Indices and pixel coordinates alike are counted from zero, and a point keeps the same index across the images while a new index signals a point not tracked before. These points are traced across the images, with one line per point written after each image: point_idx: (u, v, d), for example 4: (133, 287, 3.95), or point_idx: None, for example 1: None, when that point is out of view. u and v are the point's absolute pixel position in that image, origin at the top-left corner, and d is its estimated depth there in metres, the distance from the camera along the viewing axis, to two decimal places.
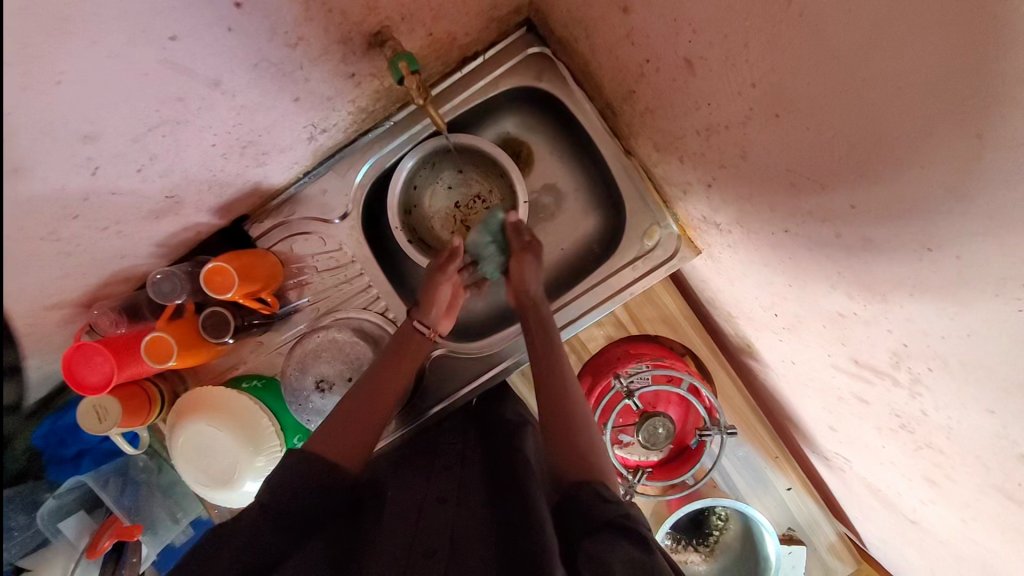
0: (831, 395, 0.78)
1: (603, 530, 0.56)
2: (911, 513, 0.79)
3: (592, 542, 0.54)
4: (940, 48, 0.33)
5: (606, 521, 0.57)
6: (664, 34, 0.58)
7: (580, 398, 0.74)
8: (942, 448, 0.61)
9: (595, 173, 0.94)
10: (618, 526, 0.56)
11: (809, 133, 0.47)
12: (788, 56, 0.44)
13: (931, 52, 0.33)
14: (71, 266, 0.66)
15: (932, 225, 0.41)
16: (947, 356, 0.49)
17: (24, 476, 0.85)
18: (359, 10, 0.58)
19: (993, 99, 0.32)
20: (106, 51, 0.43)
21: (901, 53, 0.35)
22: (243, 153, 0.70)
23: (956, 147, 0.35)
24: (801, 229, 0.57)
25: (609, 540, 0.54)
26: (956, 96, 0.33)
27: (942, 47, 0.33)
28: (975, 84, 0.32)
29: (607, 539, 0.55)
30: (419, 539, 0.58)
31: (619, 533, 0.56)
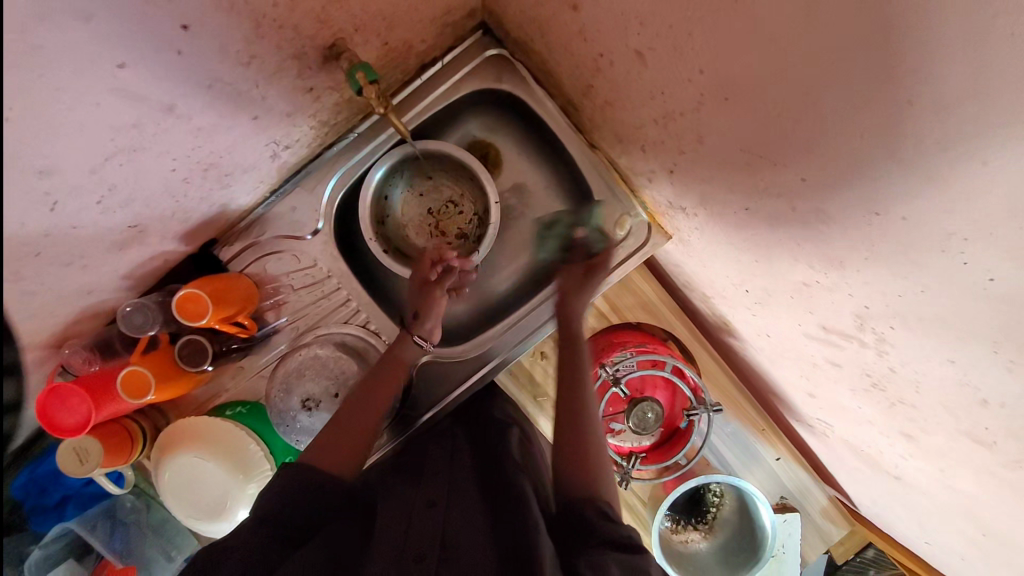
0: (806, 363, 0.81)
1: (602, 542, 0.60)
2: (893, 469, 0.82)
3: (590, 554, 0.59)
4: (865, 25, 0.35)
5: (603, 533, 0.61)
6: (613, 29, 0.59)
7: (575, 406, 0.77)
8: (913, 403, 0.64)
9: (562, 169, 0.96)
10: (615, 537, 0.61)
11: (757, 113, 0.49)
12: (731, 41, 0.46)
13: (858, 27, 0.35)
14: (35, 307, 0.64)
15: (878, 191, 0.43)
16: (905, 314, 0.52)
17: (9, 529, 0.84)
18: (312, 24, 0.58)
19: (919, 66, 0.34)
20: (54, 83, 0.42)
21: (831, 31, 0.37)
22: (206, 176, 0.69)
23: (890, 116, 0.38)
24: (760, 206, 0.60)
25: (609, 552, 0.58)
26: (885, 67, 0.36)
27: (866, 23, 0.35)
28: (899, 57, 0.34)
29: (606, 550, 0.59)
30: (409, 543, 0.60)
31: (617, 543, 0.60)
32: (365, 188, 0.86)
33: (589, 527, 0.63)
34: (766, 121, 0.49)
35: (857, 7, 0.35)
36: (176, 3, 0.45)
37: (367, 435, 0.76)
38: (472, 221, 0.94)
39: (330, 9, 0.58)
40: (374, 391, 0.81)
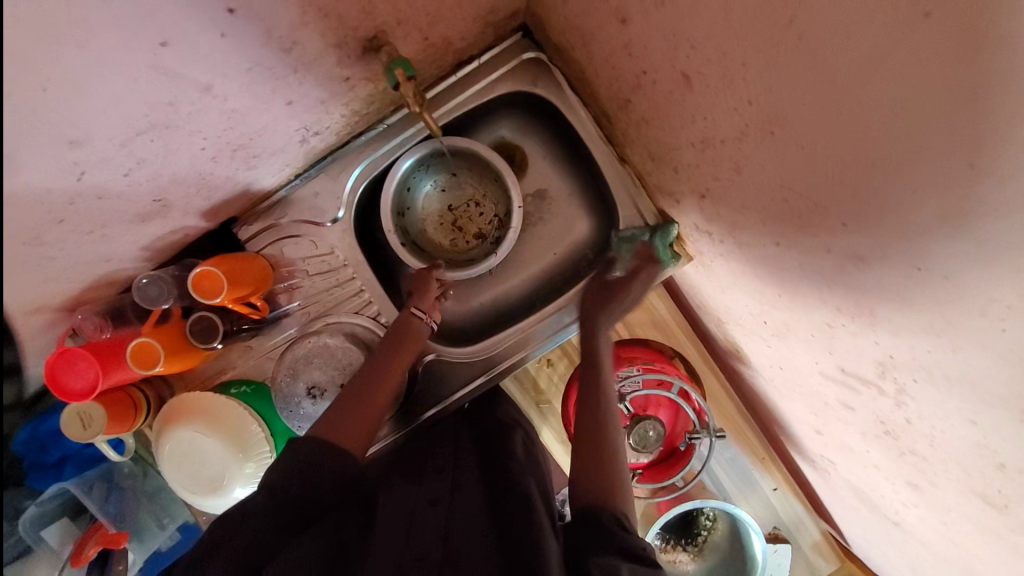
0: (818, 401, 0.80)
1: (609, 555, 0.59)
2: (894, 514, 0.81)
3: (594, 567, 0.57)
4: (940, 81, 0.33)
5: (610, 546, 0.60)
6: (661, 49, 0.58)
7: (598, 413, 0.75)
8: (925, 455, 0.62)
9: (589, 178, 0.94)
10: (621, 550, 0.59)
11: (805, 152, 0.48)
12: (785, 77, 0.45)
13: (928, 82, 0.34)
14: (54, 272, 0.65)
15: (925, 246, 0.42)
16: (931, 369, 0.51)
17: (6, 481, 0.82)
18: (357, 14, 0.57)
19: (990, 128, 0.32)
20: (95, 56, 0.41)
21: (897, 79, 0.36)
22: (234, 156, 0.68)
23: (951, 173, 0.36)
24: (793, 242, 0.58)
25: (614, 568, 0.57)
26: (955, 123, 0.34)
27: (938, 77, 0.33)
28: (975, 119, 0.33)
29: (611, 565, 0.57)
30: (410, 546, 0.60)
31: (624, 560, 0.58)
32: (389, 179, 0.85)
33: (599, 538, 0.61)
34: (814, 160, 0.47)
35: (929, 60, 0.33)
36: None
37: (379, 407, 0.73)
38: (492, 223, 0.94)
39: (376, 1, 0.57)
40: (383, 365, 0.78)
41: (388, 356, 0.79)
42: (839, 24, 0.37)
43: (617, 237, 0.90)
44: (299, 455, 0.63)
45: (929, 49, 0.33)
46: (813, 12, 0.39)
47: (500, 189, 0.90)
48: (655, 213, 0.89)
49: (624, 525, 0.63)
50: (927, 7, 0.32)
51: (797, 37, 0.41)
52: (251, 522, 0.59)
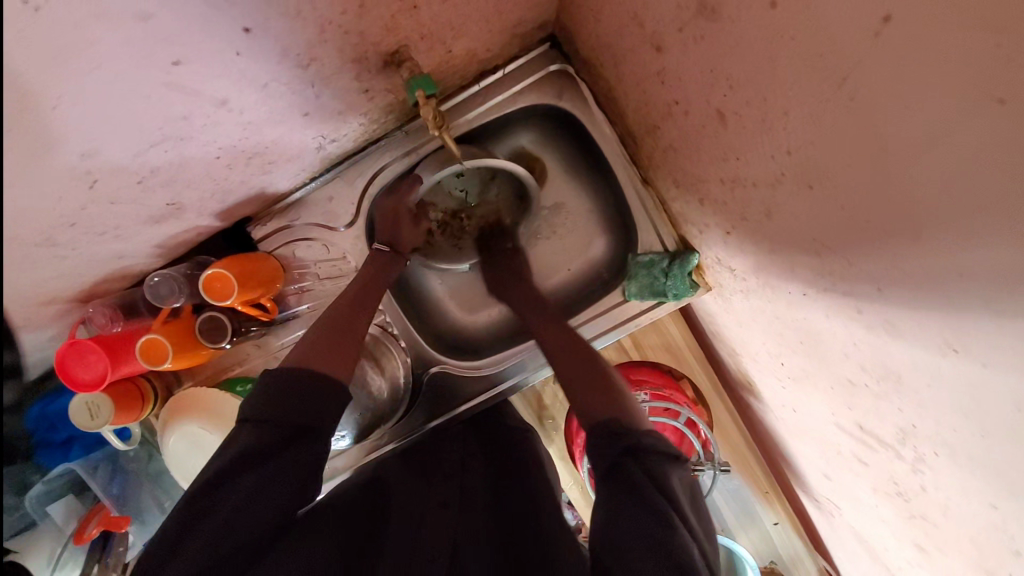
0: (830, 449, 0.77)
1: (617, 481, 0.56)
2: (896, 570, 0.77)
3: (608, 504, 0.55)
4: (997, 172, 0.31)
5: (616, 468, 0.57)
6: (698, 83, 0.56)
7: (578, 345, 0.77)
8: (937, 521, 0.59)
9: (609, 197, 0.91)
10: (629, 479, 0.55)
11: (843, 213, 0.45)
12: (827, 135, 0.42)
13: (980, 167, 0.31)
14: (69, 269, 0.65)
15: (964, 331, 0.39)
16: (953, 446, 0.48)
17: (14, 456, 0.81)
18: (377, 31, 0.56)
19: None
20: (105, 75, 0.41)
21: (951, 158, 0.33)
22: (249, 163, 0.67)
23: (990, 263, 0.33)
24: (820, 296, 0.55)
25: (627, 509, 0.53)
26: (1005, 214, 0.31)
27: (990, 164, 0.31)
28: None
29: (622, 505, 0.54)
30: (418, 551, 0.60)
31: (637, 496, 0.54)
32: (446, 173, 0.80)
33: (600, 451, 0.60)
34: (854, 223, 0.44)
35: (985, 143, 0.30)
36: (242, 6, 0.44)
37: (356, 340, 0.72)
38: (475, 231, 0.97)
39: (399, 18, 0.56)
40: (357, 311, 0.76)
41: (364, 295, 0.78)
42: (897, 90, 0.34)
43: (634, 261, 0.86)
44: (264, 401, 0.60)
45: (984, 131, 0.30)
46: (866, 74, 0.36)
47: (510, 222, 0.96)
48: (677, 240, 0.85)
49: (618, 432, 0.60)
50: (1000, 94, 0.28)
51: (849, 97, 0.39)
52: (240, 490, 0.54)
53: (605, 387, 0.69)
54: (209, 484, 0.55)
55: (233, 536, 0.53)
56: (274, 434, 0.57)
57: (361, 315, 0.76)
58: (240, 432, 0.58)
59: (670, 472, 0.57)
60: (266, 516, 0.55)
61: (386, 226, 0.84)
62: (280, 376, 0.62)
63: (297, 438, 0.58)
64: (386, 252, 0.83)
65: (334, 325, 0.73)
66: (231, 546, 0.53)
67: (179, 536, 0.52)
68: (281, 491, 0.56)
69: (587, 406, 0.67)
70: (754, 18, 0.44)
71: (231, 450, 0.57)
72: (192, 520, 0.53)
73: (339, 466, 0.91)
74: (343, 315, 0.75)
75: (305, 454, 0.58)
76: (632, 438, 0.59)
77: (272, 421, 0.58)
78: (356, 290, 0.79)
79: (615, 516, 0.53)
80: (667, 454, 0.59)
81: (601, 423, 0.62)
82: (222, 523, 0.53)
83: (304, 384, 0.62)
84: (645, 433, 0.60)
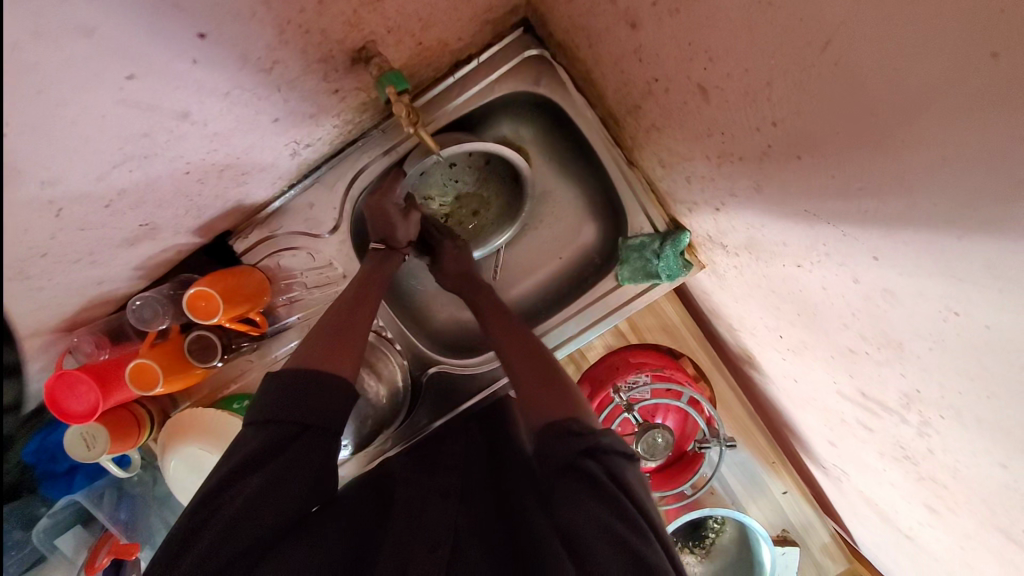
0: (834, 416, 0.76)
1: (574, 477, 0.55)
2: (907, 529, 0.78)
3: (564, 500, 0.54)
4: (992, 131, 0.29)
5: (572, 466, 0.55)
6: (676, 57, 0.55)
7: (530, 344, 0.75)
8: (946, 483, 0.59)
9: (595, 182, 0.89)
10: (588, 476, 0.54)
11: (834, 182, 0.44)
12: (812, 101, 0.41)
13: (972, 123, 0.30)
14: (47, 300, 0.63)
15: (964, 294, 0.38)
16: (960, 409, 0.47)
17: (17, 489, 0.80)
18: (341, 27, 0.54)
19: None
20: (55, 98, 0.39)
21: (941, 117, 0.32)
22: (222, 176, 0.65)
23: (985, 223, 0.33)
24: (815, 267, 0.54)
25: (589, 508, 0.52)
26: (997, 172, 0.30)
27: (983, 119, 0.30)
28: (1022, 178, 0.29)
29: (583, 502, 0.52)
30: (421, 534, 0.55)
31: (596, 492, 0.53)
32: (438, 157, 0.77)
33: (553, 449, 0.58)
34: (844, 192, 0.43)
35: (975, 97, 0.29)
36: (193, 12, 0.41)
37: (359, 341, 0.71)
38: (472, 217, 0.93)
39: (362, 12, 0.54)
40: (357, 307, 0.75)
41: (364, 298, 0.76)
42: (888, 51, 0.33)
43: (625, 244, 0.85)
44: (272, 399, 0.59)
45: (973, 86, 0.29)
46: (852, 36, 0.35)
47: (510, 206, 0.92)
48: (667, 221, 0.83)
49: (577, 433, 0.58)
50: (993, 47, 0.27)
51: (834, 62, 0.37)
52: (250, 489, 0.53)
53: (557, 390, 0.66)
54: (219, 486, 0.54)
55: (236, 540, 0.51)
56: (284, 431, 0.57)
57: (363, 310, 0.75)
58: (250, 432, 0.58)
59: (625, 467, 0.56)
60: (275, 514, 0.54)
61: (377, 227, 0.82)
62: (286, 376, 0.61)
63: (303, 438, 0.57)
64: (382, 249, 0.82)
65: (336, 322, 0.72)
66: (234, 550, 0.51)
67: (187, 540, 0.51)
68: (293, 487, 0.55)
69: (537, 411, 0.64)
70: None
71: (244, 449, 0.56)
72: (204, 522, 0.52)
73: (345, 473, 0.90)
74: (344, 311, 0.74)
75: (316, 448, 0.58)
76: (590, 437, 0.57)
77: (281, 419, 0.57)
78: (357, 285, 0.78)
79: (575, 512, 0.52)
80: (622, 451, 0.58)
81: (553, 428, 0.60)
82: (230, 522, 0.52)
83: (304, 380, 0.61)
84: (601, 431, 0.58)
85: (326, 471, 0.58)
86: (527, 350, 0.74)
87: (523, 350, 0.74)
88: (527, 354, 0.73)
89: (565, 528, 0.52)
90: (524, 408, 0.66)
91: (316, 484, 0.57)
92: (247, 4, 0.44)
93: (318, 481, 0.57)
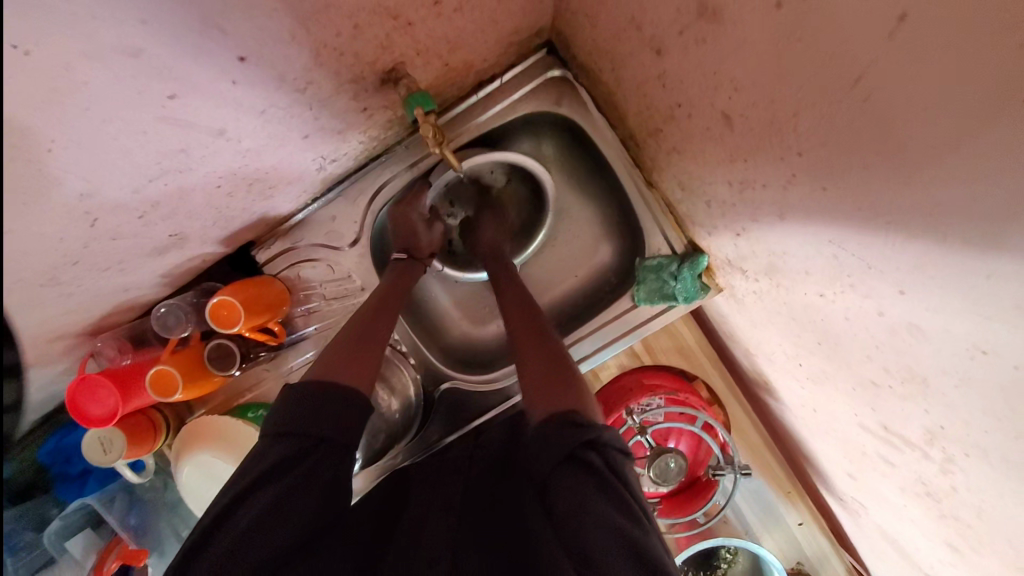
0: (855, 448, 0.74)
1: (574, 470, 0.55)
2: (928, 567, 0.75)
3: (566, 495, 0.53)
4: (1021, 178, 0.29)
5: (574, 457, 0.55)
6: (700, 84, 0.55)
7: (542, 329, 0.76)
8: (969, 523, 0.56)
9: (613, 202, 0.90)
10: (591, 468, 0.54)
11: (859, 214, 0.43)
12: (840, 135, 0.41)
13: (1000, 161, 0.30)
14: (76, 306, 0.64)
15: (998, 334, 0.37)
16: (987, 449, 0.46)
17: (31, 490, 0.81)
18: (373, 51, 0.56)
19: None
20: (100, 115, 0.40)
21: (973, 157, 0.32)
22: (250, 190, 0.67)
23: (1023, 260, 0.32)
24: (840, 296, 0.54)
25: (590, 502, 0.52)
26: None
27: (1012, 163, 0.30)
28: None
29: (585, 496, 0.53)
30: (421, 548, 0.58)
31: (597, 486, 0.54)
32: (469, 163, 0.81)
33: (552, 441, 0.57)
34: (869, 225, 0.43)
35: (1002, 137, 0.29)
36: (236, 36, 0.43)
37: (374, 352, 0.71)
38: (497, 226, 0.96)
39: (394, 37, 0.56)
40: (376, 318, 0.75)
41: (385, 305, 0.77)
42: (920, 91, 0.33)
43: (642, 266, 0.84)
44: (283, 412, 0.59)
45: (1005, 125, 0.29)
46: (882, 73, 0.35)
47: (523, 233, 0.95)
48: (685, 243, 0.83)
49: (582, 424, 0.57)
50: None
51: (862, 98, 0.38)
52: (261, 503, 0.53)
53: (564, 383, 0.65)
54: (227, 505, 0.53)
55: (253, 552, 0.50)
56: (299, 445, 0.57)
57: (379, 324, 0.75)
58: (264, 446, 0.57)
59: (624, 462, 0.57)
60: (293, 525, 0.53)
61: (399, 237, 0.84)
62: (300, 388, 0.61)
63: (319, 450, 0.57)
64: (404, 259, 0.83)
65: (354, 334, 0.72)
66: (252, 560, 0.50)
67: (197, 550, 0.51)
68: (303, 504, 0.54)
69: (546, 400, 0.62)
70: (760, 18, 0.44)
71: (258, 464, 0.56)
72: (215, 535, 0.52)
73: (355, 488, 0.89)
74: (360, 326, 0.74)
75: (329, 463, 0.57)
76: (593, 430, 0.56)
77: (293, 432, 0.57)
78: (378, 297, 0.78)
79: (578, 507, 0.52)
80: (621, 448, 0.58)
81: (561, 416, 0.59)
82: (240, 537, 0.51)
83: (320, 395, 0.61)
84: (603, 425, 0.58)
85: (338, 488, 0.57)
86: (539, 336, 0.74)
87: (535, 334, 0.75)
88: (538, 337, 0.74)
89: (566, 527, 0.52)
90: (533, 393, 0.65)
91: (327, 497, 0.56)
92: (288, 29, 0.46)
93: (328, 497, 0.56)
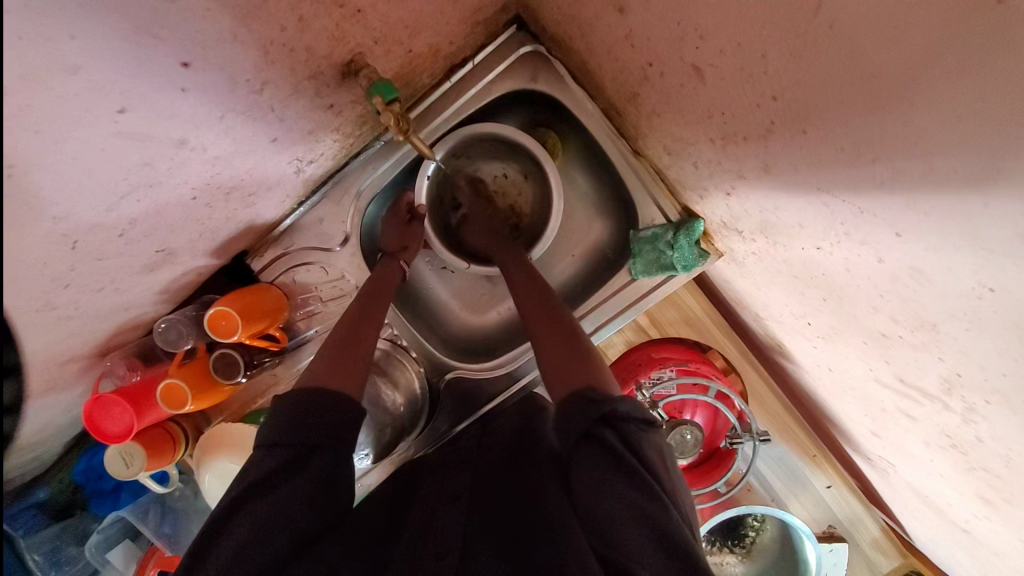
0: (874, 405, 0.71)
1: (592, 449, 0.54)
2: (962, 522, 0.71)
3: (585, 477, 0.52)
4: (1006, 95, 0.27)
5: (589, 435, 0.54)
6: (667, 38, 0.52)
7: (558, 308, 0.74)
8: (999, 474, 0.53)
9: (602, 174, 0.87)
10: (606, 447, 0.53)
11: (844, 154, 0.41)
12: (810, 72, 0.39)
13: (974, 71, 0.28)
14: (80, 331, 0.66)
15: (1000, 270, 0.34)
16: (1006, 394, 0.43)
17: (71, 508, 0.85)
18: (326, 42, 0.56)
19: None
20: (53, 137, 0.40)
21: (943, 72, 0.29)
22: (229, 198, 0.68)
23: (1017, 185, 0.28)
24: (836, 248, 0.51)
25: (610, 484, 0.51)
26: (1007, 112, 0.27)
27: (987, 77, 0.27)
28: None
29: (602, 476, 0.52)
30: (432, 536, 0.58)
31: (615, 465, 0.52)
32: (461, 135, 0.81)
33: (570, 420, 0.56)
34: (853, 165, 0.40)
35: (977, 42, 0.27)
36: (176, 41, 0.42)
37: (363, 351, 0.70)
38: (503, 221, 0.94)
39: (344, 26, 0.55)
40: (365, 319, 0.75)
41: (371, 305, 0.77)
42: (884, 9, 0.30)
43: (637, 237, 0.82)
44: (281, 419, 0.58)
45: (979, 32, 0.26)
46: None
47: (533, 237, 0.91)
48: (679, 210, 0.81)
49: (593, 400, 0.56)
50: None
51: (827, 26, 0.35)
52: (260, 513, 0.52)
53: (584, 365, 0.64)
54: (223, 513, 0.53)
55: (255, 558, 0.51)
56: (291, 454, 0.55)
57: (370, 325, 0.74)
58: (258, 457, 0.56)
59: (646, 435, 0.55)
60: (291, 532, 0.53)
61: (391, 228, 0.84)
62: (296, 398, 0.59)
63: (310, 455, 0.56)
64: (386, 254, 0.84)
65: (341, 337, 0.71)
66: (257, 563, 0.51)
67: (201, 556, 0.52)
68: (301, 507, 0.54)
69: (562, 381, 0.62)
70: None
71: (257, 471, 0.55)
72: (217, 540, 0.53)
73: (372, 482, 0.90)
74: (348, 327, 0.73)
75: (326, 466, 0.56)
76: (606, 405, 0.55)
77: (282, 441, 0.56)
78: (366, 297, 0.78)
79: (595, 490, 0.51)
80: (641, 418, 0.56)
81: (573, 396, 0.58)
82: (240, 544, 0.51)
83: (318, 398, 0.59)
84: (620, 397, 0.56)
85: (337, 489, 0.57)
86: (555, 316, 0.73)
87: (551, 314, 0.73)
88: (557, 316, 0.73)
89: (588, 508, 0.52)
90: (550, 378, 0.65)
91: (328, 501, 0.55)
92: (228, 29, 0.45)
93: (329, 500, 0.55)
